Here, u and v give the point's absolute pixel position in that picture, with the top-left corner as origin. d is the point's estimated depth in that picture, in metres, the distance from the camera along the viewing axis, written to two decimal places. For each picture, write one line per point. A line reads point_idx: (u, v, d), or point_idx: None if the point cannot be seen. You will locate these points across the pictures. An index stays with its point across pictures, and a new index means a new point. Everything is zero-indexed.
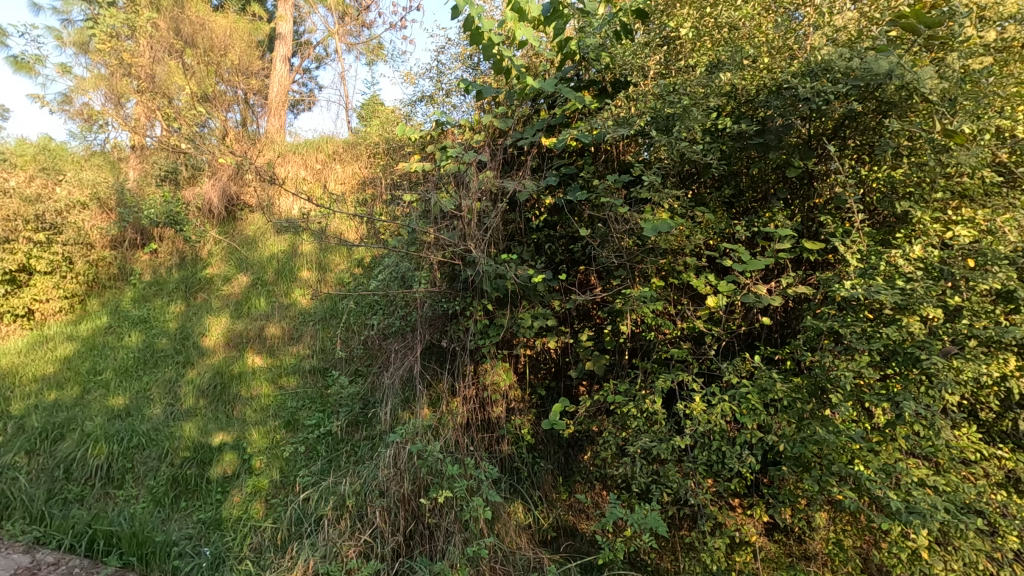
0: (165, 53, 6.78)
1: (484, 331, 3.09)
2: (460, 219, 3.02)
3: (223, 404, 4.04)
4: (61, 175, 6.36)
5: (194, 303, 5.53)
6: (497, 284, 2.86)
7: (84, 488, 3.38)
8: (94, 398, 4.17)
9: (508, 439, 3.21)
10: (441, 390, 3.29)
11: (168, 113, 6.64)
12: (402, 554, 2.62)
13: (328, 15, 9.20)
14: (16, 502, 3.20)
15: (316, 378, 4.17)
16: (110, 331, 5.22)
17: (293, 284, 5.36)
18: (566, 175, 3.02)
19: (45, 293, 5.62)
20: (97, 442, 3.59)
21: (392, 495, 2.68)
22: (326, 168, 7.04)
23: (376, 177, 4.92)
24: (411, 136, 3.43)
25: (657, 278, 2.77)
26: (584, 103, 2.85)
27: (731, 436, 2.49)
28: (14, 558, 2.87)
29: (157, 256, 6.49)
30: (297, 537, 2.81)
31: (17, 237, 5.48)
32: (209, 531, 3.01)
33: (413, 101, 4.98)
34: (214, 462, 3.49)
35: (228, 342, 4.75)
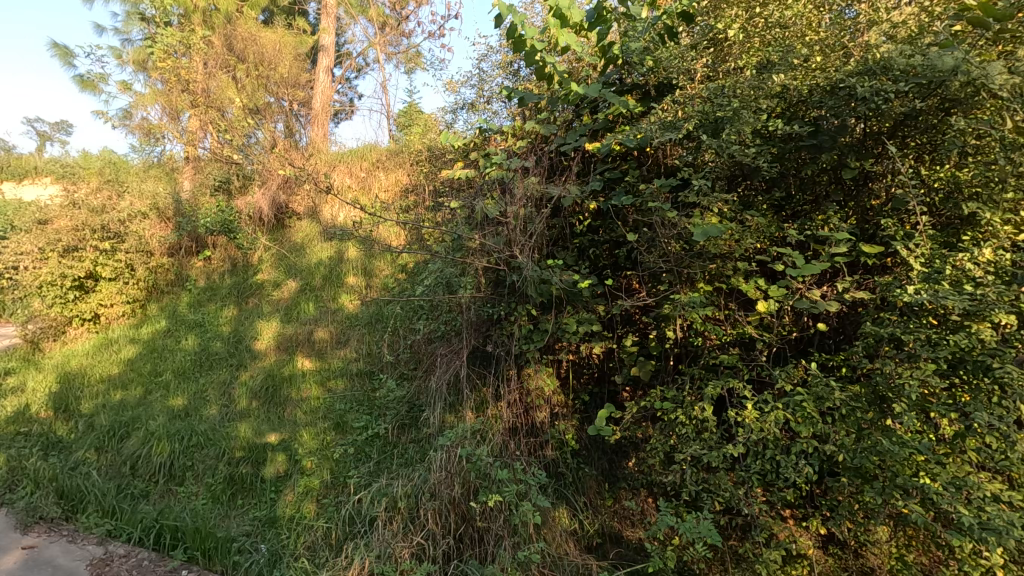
0: (219, 69, 7.14)
1: (528, 336, 3.10)
2: (504, 225, 3.04)
3: (275, 406, 4.18)
4: (124, 187, 6.75)
5: (246, 308, 5.75)
6: (543, 289, 2.87)
7: (149, 485, 3.54)
8: (156, 399, 4.38)
9: (553, 444, 3.20)
10: (486, 394, 3.32)
11: (219, 125, 6.94)
12: (454, 557, 2.65)
13: (369, 26, 9.42)
14: (90, 496, 3.35)
15: (362, 382, 4.27)
16: (169, 334, 5.48)
17: (340, 289, 5.51)
18: (610, 180, 3.01)
19: (110, 298, 5.96)
20: (160, 440, 3.77)
21: (442, 497, 2.71)
22: (370, 176, 7.20)
23: (420, 184, 5.02)
24: (454, 143, 3.47)
25: (705, 283, 2.70)
26: (630, 107, 2.84)
27: (786, 445, 2.42)
28: (89, 549, 2.99)
29: (210, 263, 6.78)
30: (351, 537, 2.88)
31: (85, 245, 5.82)
32: (266, 529, 3.12)
33: (455, 109, 5.07)
34: (268, 463, 3.62)
35: (278, 345, 4.92)
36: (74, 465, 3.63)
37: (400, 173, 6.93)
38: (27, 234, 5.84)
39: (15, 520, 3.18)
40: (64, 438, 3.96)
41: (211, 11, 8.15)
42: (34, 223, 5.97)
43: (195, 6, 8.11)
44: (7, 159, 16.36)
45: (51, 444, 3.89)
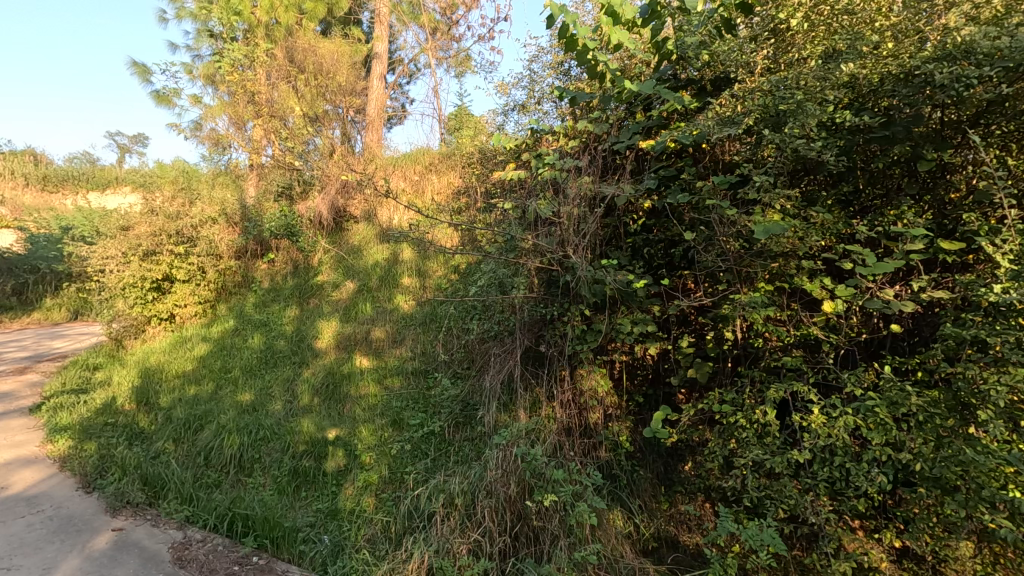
0: (281, 80, 7.47)
1: (582, 336, 3.09)
2: (557, 225, 3.04)
3: (335, 402, 4.35)
4: (197, 195, 7.19)
5: (307, 308, 6.00)
6: (596, 290, 2.85)
7: (221, 475, 3.74)
8: (226, 394, 4.63)
9: (607, 446, 3.17)
10: (539, 394, 3.33)
11: (281, 133, 7.26)
12: (510, 555, 2.67)
13: (421, 32, 9.62)
14: (171, 483, 3.53)
15: (417, 380, 4.37)
16: (237, 333, 5.79)
17: (395, 289, 5.66)
18: (665, 178, 2.96)
19: (183, 298, 6.35)
20: (230, 433, 3.99)
21: (498, 495, 2.74)
22: (424, 179, 7.35)
23: (473, 185, 5.09)
24: (507, 145, 3.50)
25: (766, 283, 2.61)
26: (684, 103, 2.76)
27: (856, 452, 2.31)
28: (171, 533, 3.12)
29: (274, 265, 7.13)
30: (409, 531, 2.96)
31: (161, 249, 6.25)
32: (328, 520, 3.24)
33: (506, 110, 5.11)
34: (329, 457, 3.77)
35: (338, 344, 5.11)
36: (155, 454, 3.88)
37: (453, 176, 7.05)
38: (112, 239, 6.30)
39: (105, 503, 3.33)
40: (145, 430, 4.25)
41: (272, 25, 8.54)
42: (118, 229, 6.43)
43: (258, 21, 8.51)
44: (92, 170, 17.71)
45: (135, 435, 4.18)
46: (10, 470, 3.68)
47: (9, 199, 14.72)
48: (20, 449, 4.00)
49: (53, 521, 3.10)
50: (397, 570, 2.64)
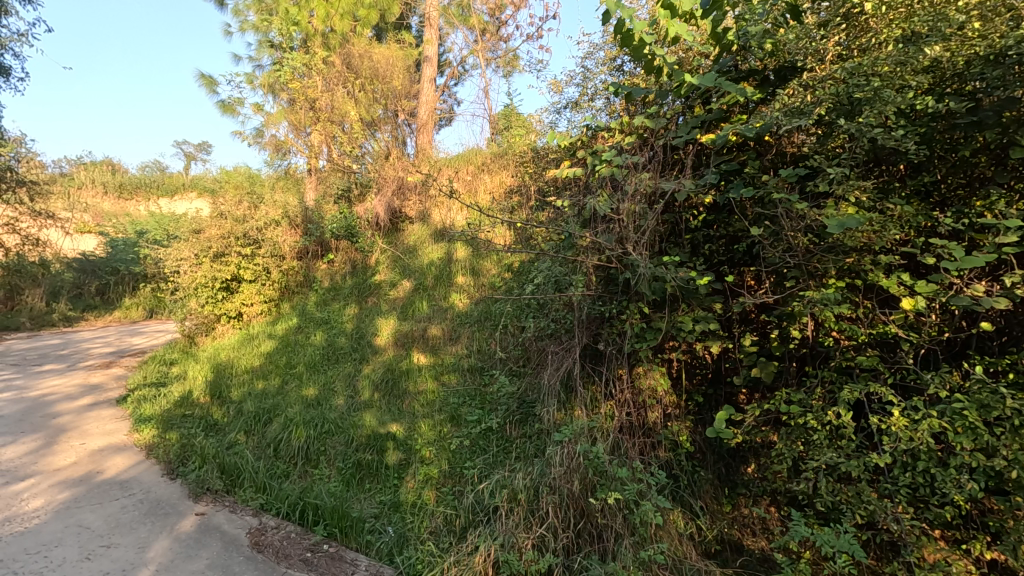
0: (339, 85, 7.77)
1: (640, 335, 3.04)
2: (616, 222, 3.01)
3: (394, 398, 4.47)
4: (261, 199, 7.53)
5: (366, 306, 6.19)
6: (656, 287, 2.80)
7: (290, 466, 3.90)
8: (292, 388, 4.84)
9: (666, 445, 3.11)
10: (597, 392, 3.31)
11: (337, 135, 7.71)
12: (574, 552, 2.67)
13: (470, 34, 9.74)
14: (245, 472, 3.72)
15: (473, 377, 4.46)
16: (300, 331, 6.04)
17: (450, 288, 5.77)
18: (727, 172, 2.86)
19: (250, 298, 6.63)
20: (298, 427, 4.16)
21: (561, 492, 2.75)
22: (476, 178, 7.42)
23: (526, 184, 5.12)
24: (561, 143, 3.46)
25: (839, 279, 2.49)
26: (747, 95, 2.67)
27: (942, 458, 2.19)
28: (248, 519, 3.29)
29: (333, 265, 7.40)
30: (472, 525, 3.01)
31: (230, 250, 6.58)
32: (392, 512, 3.34)
33: (558, 108, 5.12)
34: (391, 451, 3.88)
35: (396, 341, 5.25)
36: (229, 445, 4.09)
37: (505, 175, 7.10)
38: (186, 242, 6.69)
39: (187, 489, 3.53)
40: (219, 422, 4.49)
41: (328, 33, 8.86)
42: (190, 233, 6.82)
43: (315, 30, 8.90)
44: (163, 178, 18.91)
45: (210, 427, 4.42)
46: (103, 456, 3.95)
47: (91, 206, 15.87)
48: (111, 437, 4.31)
49: (143, 504, 3.30)
50: (463, 563, 2.68)
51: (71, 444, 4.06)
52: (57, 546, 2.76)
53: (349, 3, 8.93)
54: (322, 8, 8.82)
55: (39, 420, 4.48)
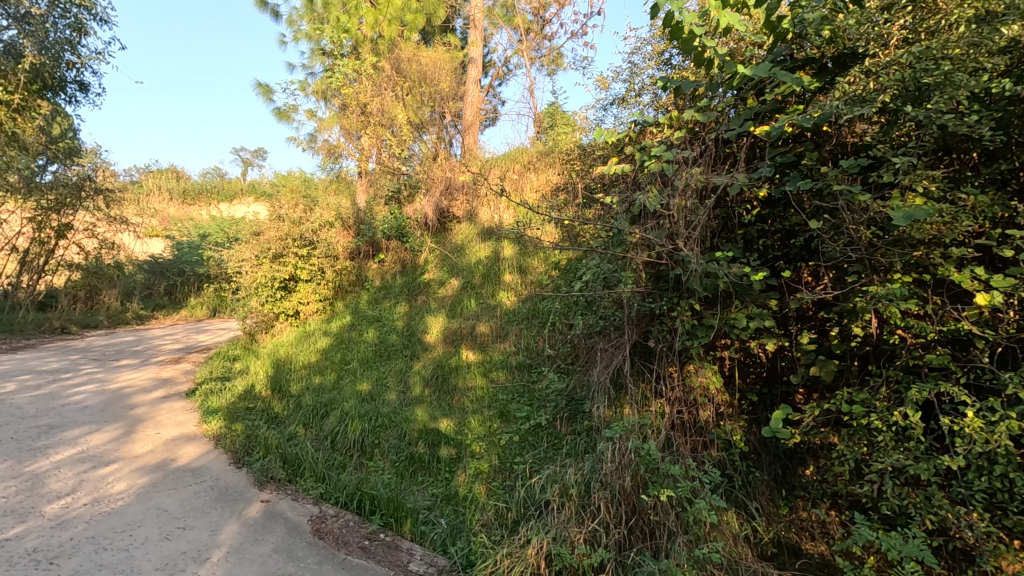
0: (387, 89, 8.09)
1: (692, 332, 3.00)
2: (666, 218, 2.97)
3: (444, 394, 4.58)
4: (315, 201, 7.82)
5: (416, 304, 6.35)
6: (708, 283, 2.75)
7: (347, 457, 4.04)
8: (347, 383, 5.02)
9: (718, 445, 3.04)
10: (647, 390, 3.29)
11: (386, 138, 8.05)
12: (626, 548, 2.68)
13: (514, 34, 9.78)
14: (305, 463, 3.89)
15: (522, 374, 4.52)
16: (353, 328, 6.26)
17: (498, 287, 5.85)
18: (783, 165, 2.78)
19: (306, 297, 6.89)
20: (353, 420, 4.31)
21: (613, 487, 2.75)
22: (522, 177, 7.45)
23: (572, 181, 5.13)
24: (608, 140, 3.43)
25: (905, 274, 2.38)
26: (804, 84, 2.58)
27: (1021, 462, 2.06)
28: (308, 507, 3.45)
29: (384, 265, 7.61)
30: (524, 519, 3.05)
31: (288, 252, 6.88)
32: (444, 505, 3.43)
33: (605, 105, 5.10)
34: (442, 445, 3.99)
35: (446, 338, 5.36)
36: (290, 437, 4.28)
37: (551, 173, 7.11)
38: (247, 244, 7.06)
39: (253, 478, 3.73)
40: (280, 414, 4.71)
41: (376, 39, 9.15)
42: (251, 235, 7.17)
43: (364, 36, 9.19)
44: (222, 184, 19.90)
45: (272, 419, 4.65)
46: (177, 444, 4.22)
47: (159, 212, 16.89)
48: (183, 427, 4.59)
49: (214, 490, 3.51)
50: (516, 555, 2.72)
51: (148, 434, 4.36)
52: (140, 525, 2.96)
53: (397, 9, 9.12)
54: (371, 16, 9.08)
55: (120, 411, 4.82)
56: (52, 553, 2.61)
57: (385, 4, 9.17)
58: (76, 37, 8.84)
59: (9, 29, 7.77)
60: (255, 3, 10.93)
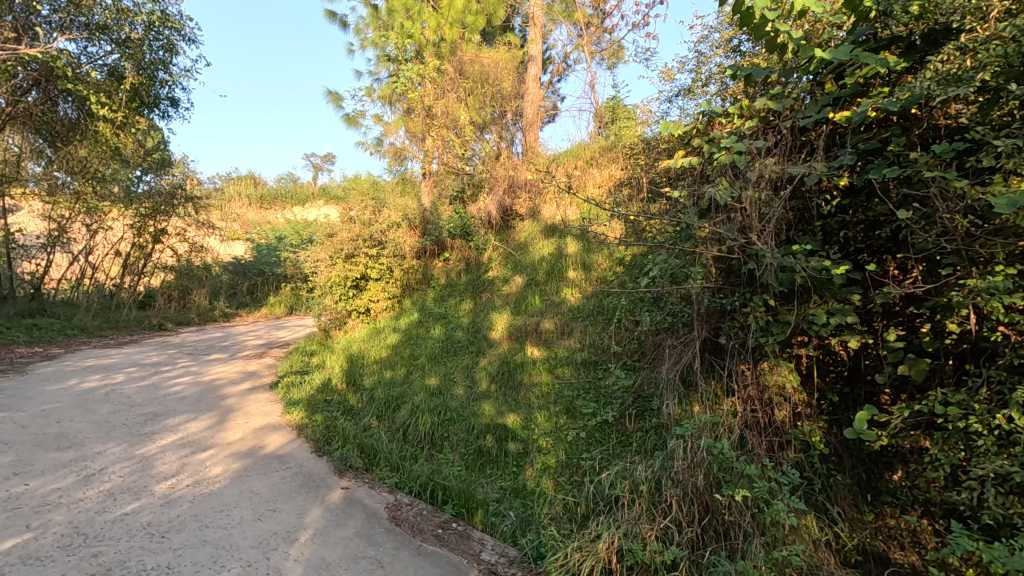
0: (450, 91, 8.29)
1: (766, 328, 2.90)
2: (738, 212, 2.89)
3: (510, 389, 4.67)
4: (383, 203, 8.12)
5: (481, 301, 6.48)
6: (784, 278, 2.65)
7: (418, 449, 4.19)
8: (416, 378, 5.21)
9: (796, 446, 2.92)
10: (718, 387, 3.21)
11: (450, 139, 8.28)
12: (699, 547, 2.64)
13: (574, 29, 9.75)
14: (380, 453, 4.08)
15: (587, 371, 4.53)
16: (421, 324, 6.48)
17: (562, 283, 5.88)
18: (866, 152, 2.62)
19: (376, 295, 7.17)
20: (423, 414, 4.47)
21: (685, 485, 2.72)
22: (584, 173, 7.41)
23: (636, 175, 5.08)
24: (674, 133, 3.36)
25: (1008, 265, 2.19)
26: (890, 65, 2.43)
27: None
28: (384, 495, 3.61)
29: (449, 263, 7.81)
30: (593, 514, 3.06)
31: (359, 252, 7.19)
32: (513, 498, 3.51)
33: (669, 96, 5.02)
34: (510, 439, 4.07)
35: (511, 335, 5.44)
36: (364, 428, 4.49)
37: (615, 168, 7.05)
38: (321, 245, 7.44)
39: (333, 466, 3.94)
40: (355, 406, 4.94)
41: (439, 43, 9.40)
42: (325, 237, 7.54)
43: (427, 41, 9.45)
44: (295, 188, 21.04)
45: (348, 411, 4.89)
46: (264, 433, 4.53)
47: (240, 217, 18.11)
48: (268, 417, 4.92)
49: (298, 476, 3.75)
50: (587, 549, 2.74)
51: (238, 422, 4.70)
52: (236, 507, 3.21)
53: (458, 11, 9.33)
54: (433, 20, 9.35)
55: (213, 401, 5.23)
56: (163, 528, 2.88)
57: (446, 7, 9.39)
58: (167, 57, 9.37)
59: (112, 54, 8.40)
60: (324, 16, 11.47)
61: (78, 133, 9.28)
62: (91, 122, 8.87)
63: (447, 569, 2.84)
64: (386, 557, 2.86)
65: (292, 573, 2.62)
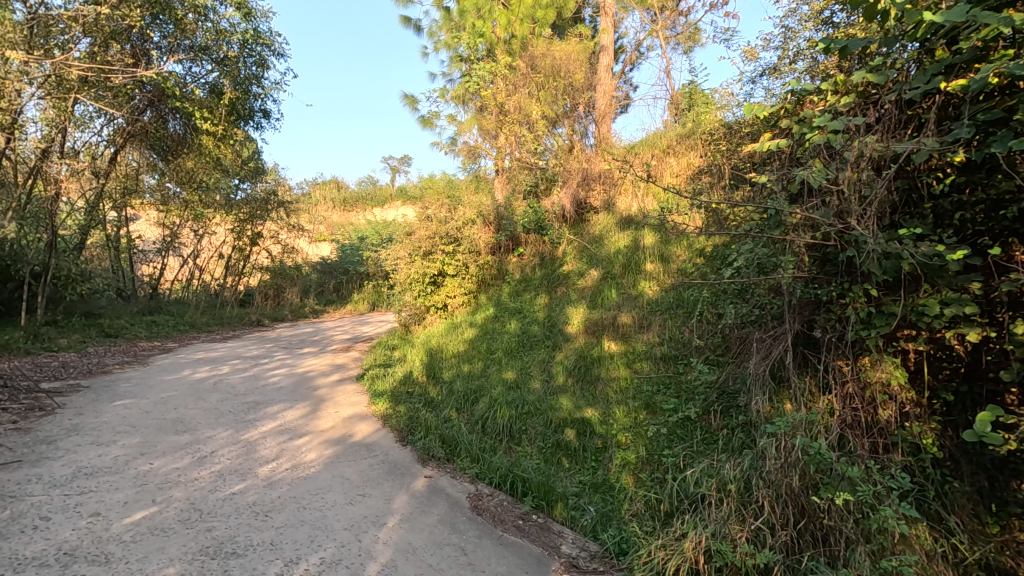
0: (522, 87, 8.32)
1: (868, 321, 2.68)
2: (834, 195, 2.69)
3: (588, 383, 4.63)
4: (458, 201, 8.30)
5: (556, 295, 6.47)
6: (889, 265, 2.45)
7: (497, 441, 4.25)
8: (493, 371, 5.29)
9: (904, 448, 2.68)
10: (813, 384, 3.01)
11: (522, 135, 8.34)
12: (794, 551, 2.50)
13: (647, 14, 9.48)
14: (460, 443, 4.18)
15: (668, 366, 4.40)
16: (497, 319, 6.57)
17: (639, 276, 5.76)
18: (987, 123, 2.34)
19: (453, 291, 7.35)
20: (501, 407, 4.54)
21: (778, 486, 2.58)
22: (661, 161, 7.19)
23: (717, 162, 4.87)
24: (760, 115, 3.17)
25: None
26: (1016, 24, 2.13)
27: None
28: (466, 485, 3.70)
29: (523, 258, 7.87)
30: (677, 512, 2.98)
31: (436, 249, 7.41)
32: (593, 492, 3.49)
33: (753, 77, 4.77)
34: (589, 434, 4.04)
35: (587, 329, 5.39)
36: (445, 419, 4.62)
37: (693, 155, 6.80)
38: (401, 243, 7.72)
39: (416, 455, 4.09)
40: (435, 398, 5.09)
41: (510, 40, 9.48)
42: (404, 235, 7.83)
43: (498, 38, 9.55)
44: (375, 191, 21.99)
45: (429, 402, 5.05)
46: (352, 422, 4.78)
47: (326, 219, 19.17)
48: (356, 407, 5.18)
49: (385, 463, 3.93)
50: (671, 547, 2.67)
51: (329, 412, 4.99)
52: (329, 490, 3.41)
53: (528, 7, 9.35)
54: (504, 18, 9.44)
55: (306, 392, 5.58)
56: (266, 507, 3.11)
57: (517, 3, 9.44)
58: (260, 72, 10.08)
59: (213, 72, 9.13)
60: (400, 22, 11.87)
61: (186, 147, 9.81)
62: (196, 136, 9.54)
63: (529, 560, 2.86)
64: (469, 545, 2.93)
65: (383, 555, 2.74)
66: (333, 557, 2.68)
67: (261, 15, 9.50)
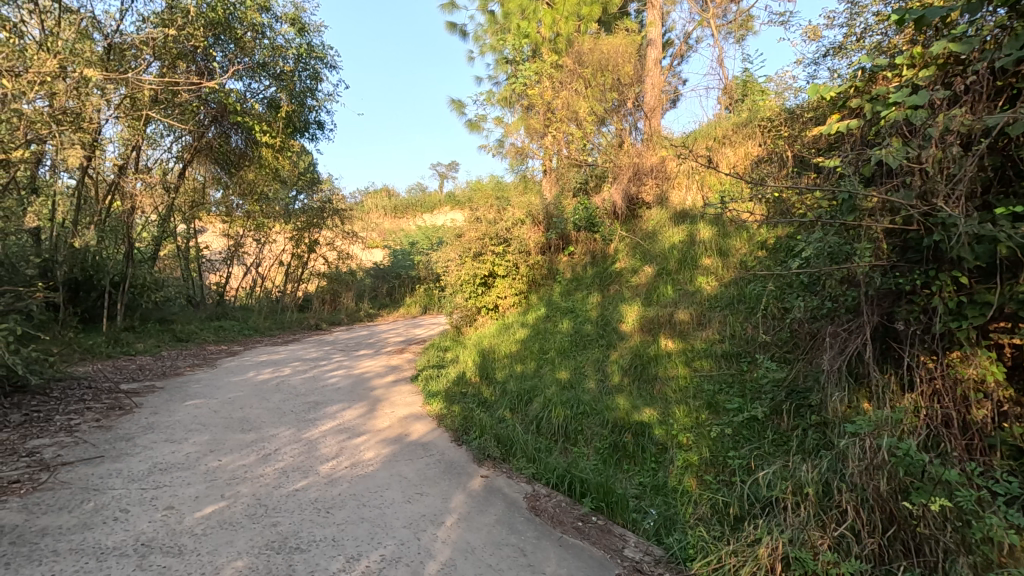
0: (569, 85, 8.25)
1: (959, 310, 2.46)
2: (916, 176, 2.49)
3: (645, 382, 4.49)
4: (507, 202, 8.31)
5: (609, 294, 6.33)
6: (983, 249, 2.23)
7: (552, 441, 4.19)
8: (547, 371, 5.23)
9: (1006, 451, 2.43)
10: (896, 381, 2.79)
11: (570, 133, 8.27)
12: (883, 561, 2.31)
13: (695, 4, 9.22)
14: (516, 443, 4.14)
15: (729, 363, 4.21)
16: (549, 319, 6.50)
17: (695, 271, 5.58)
18: None
19: (504, 291, 7.36)
20: (556, 407, 4.47)
21: (862, 489, 2.39)
22: (716, 152, 6.95)
23: (778, 149, 4.64)
24: (827, 95, 2.97)
25: None
26: None
27: None
28: (523, 485, 3.65)
29: (573, 257, 7.79)
30: (748, 516, 2.83)
31: (486, 250, 7.43)
32: (654, 495, 3.37)
33: (815, 58, 4.53)
34: (649, 434, 3.91)
35: (642, 327, 5.24)
36: (500, 419, 4.59)
37: (751, 144, 6.52)
38: (451, 245, 7.78)
39: (472, 455, 4.08)
40: (489, 398, 5.08)
41: (554, 38, 9.43)
42: (454, 237, 7.89)
43: (543, 38, 9.53)
44: (424, 196, 22.40)
45: (483, 402, 5.04)
46: (408, 422, 4.83)
47: (378, 226, 19.69)
48: (411, 407, 5.24)
49: (441, 463, 3.93)
50: (744, 554, 2.53)
51: (386, 412, 5.06)
52: (388, 489, 3.44)
53: (573, 4, 9.31)
54: (549, 17, 9.42)
55: (364, 392, 5.70)
56: (328, 504, 3.17)
57: (562, 2, 9.40)
58: (313, 85, 10.44)
59: (270, 88, 9.51)
60: (446, 28, 12.03)
61: (247, 159, 10.30)
62: (256, 149, 10.01)
63: (590, 562, 2.78)
64: (528, 546, 2.87)
65: (442, 554, 2.72)
66: (392, 555, 2.68)
67: (315, 29, 9.85)
